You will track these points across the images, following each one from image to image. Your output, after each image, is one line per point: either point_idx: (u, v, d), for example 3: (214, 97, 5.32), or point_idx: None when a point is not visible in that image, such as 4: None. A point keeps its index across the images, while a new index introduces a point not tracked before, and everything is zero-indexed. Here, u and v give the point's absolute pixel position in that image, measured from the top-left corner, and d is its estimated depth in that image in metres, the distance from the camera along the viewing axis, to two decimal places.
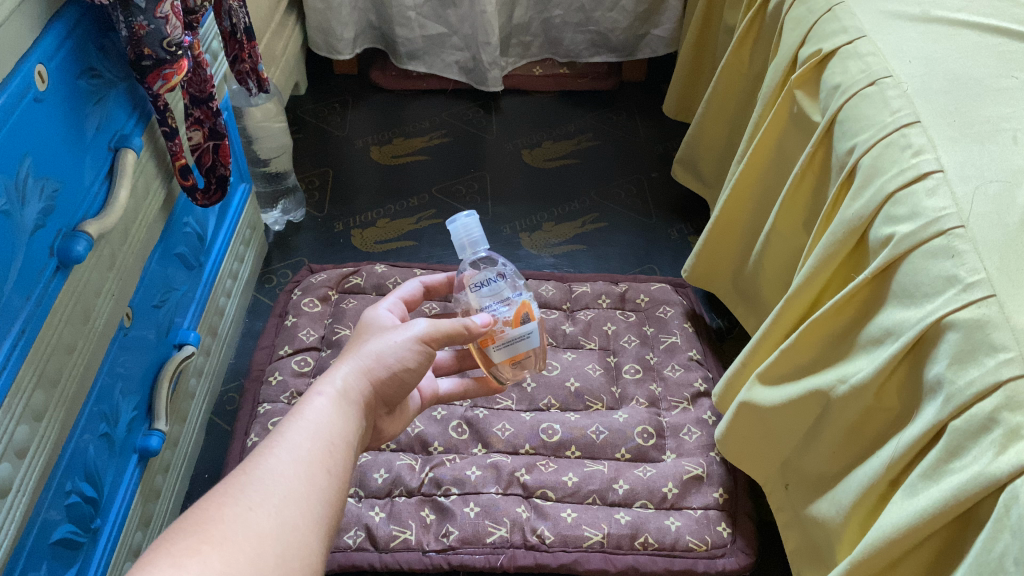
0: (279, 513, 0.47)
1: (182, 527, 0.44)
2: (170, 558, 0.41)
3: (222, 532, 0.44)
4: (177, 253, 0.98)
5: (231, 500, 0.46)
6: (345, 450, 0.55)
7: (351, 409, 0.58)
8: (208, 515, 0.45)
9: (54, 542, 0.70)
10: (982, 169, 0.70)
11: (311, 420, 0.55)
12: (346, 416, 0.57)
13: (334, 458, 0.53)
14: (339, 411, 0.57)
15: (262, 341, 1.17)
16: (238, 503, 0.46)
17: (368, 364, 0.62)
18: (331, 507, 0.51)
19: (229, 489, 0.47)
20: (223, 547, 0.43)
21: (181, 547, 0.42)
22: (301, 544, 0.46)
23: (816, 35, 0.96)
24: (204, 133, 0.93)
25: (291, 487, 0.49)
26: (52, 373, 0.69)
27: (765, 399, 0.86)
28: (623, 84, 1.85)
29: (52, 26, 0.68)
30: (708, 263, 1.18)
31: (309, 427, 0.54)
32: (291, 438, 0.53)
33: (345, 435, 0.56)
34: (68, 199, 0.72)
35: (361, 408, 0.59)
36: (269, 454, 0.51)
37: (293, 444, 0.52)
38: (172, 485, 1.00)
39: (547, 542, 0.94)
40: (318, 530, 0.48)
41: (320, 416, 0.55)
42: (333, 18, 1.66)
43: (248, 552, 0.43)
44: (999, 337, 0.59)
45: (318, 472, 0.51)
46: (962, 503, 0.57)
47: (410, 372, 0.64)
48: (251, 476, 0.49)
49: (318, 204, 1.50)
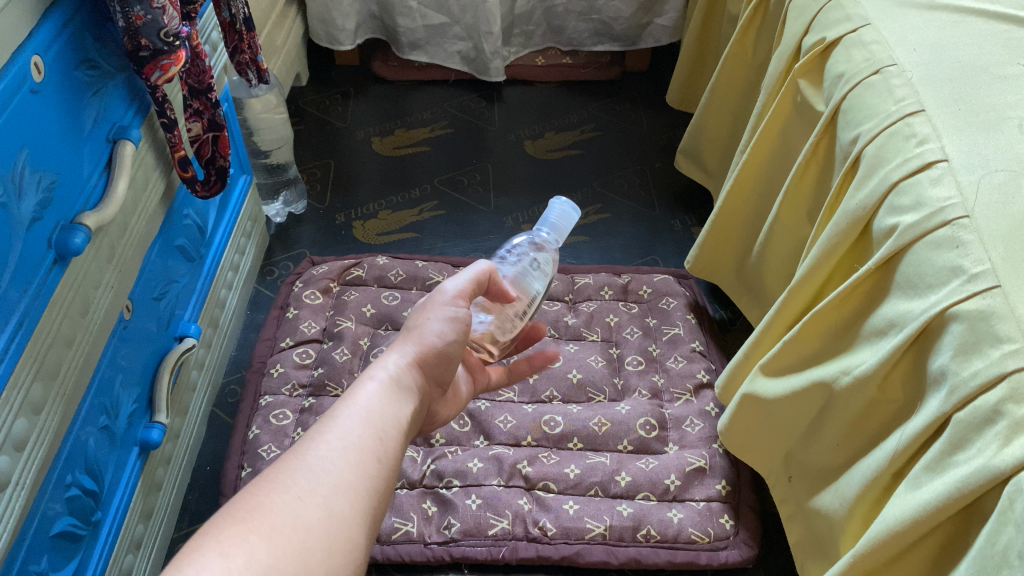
0: (326, 503, 0.47)
1: (229, 514, 0.44)
2: (217, 547, 0.41)
3: (270, 521, 0.44)
4: (177, 245, 0.98)
5: (279, 488, 0.46)
6: (398, 436, 0.55)
7: (403, 394, 0.59)
8: (256, 501, 0.45)
9: (55, 535, 0.70)
10: (987, 157, 0.69)
11: (363, 405, 0.56)
12: (399, 403, 0.58)
13: (384, 446, 0.53)
14: (391, 398, 0.58)
15: (264, 334, 1.17)
16: (286, 492, 0.46)
17: (416, 348, 0.63)
18: (378, 496, 0.51)
19: (279, 474, 0.47)
20: (271, 535, 0.43)
21: (230, 534, 0.42)
22: (348, 536, 0.46)
23: (821, 23, 0.94)
24: (203, 125, 0.92)
25: (340, 477, 0.49)
26: (51, 366, 0.69)
27: (768, 390, 0.86)
28: (626, 73, 1.84)
29: (50, 16, 0.68)
30: (711, 254, 1.17)
31: (362, 413, 0.55)
32: (343, 424, 0.53)
33: (398, 421, 0.56)
34: (66, 191, 0.71)
35: (413, 394, 0.60)
36: (319, 441, 0.51)
37: (345, 431, 0.52)
38: (174, 477, 1.00)
39: (548, 534, 0.94)
40: (362, 522, 0.48)
41: (371, 401, 0.56)
42: (334, 9, 1.65)
43: (295, 544, 0.43)
44: (1004, 328, 0.58)
45: (368, 463, 0.51)
46: (967, 496, 0.57)
47: (455, 346, 0.65)
48: (301, 462, 0.49)
49: (320, 196, 1.49)
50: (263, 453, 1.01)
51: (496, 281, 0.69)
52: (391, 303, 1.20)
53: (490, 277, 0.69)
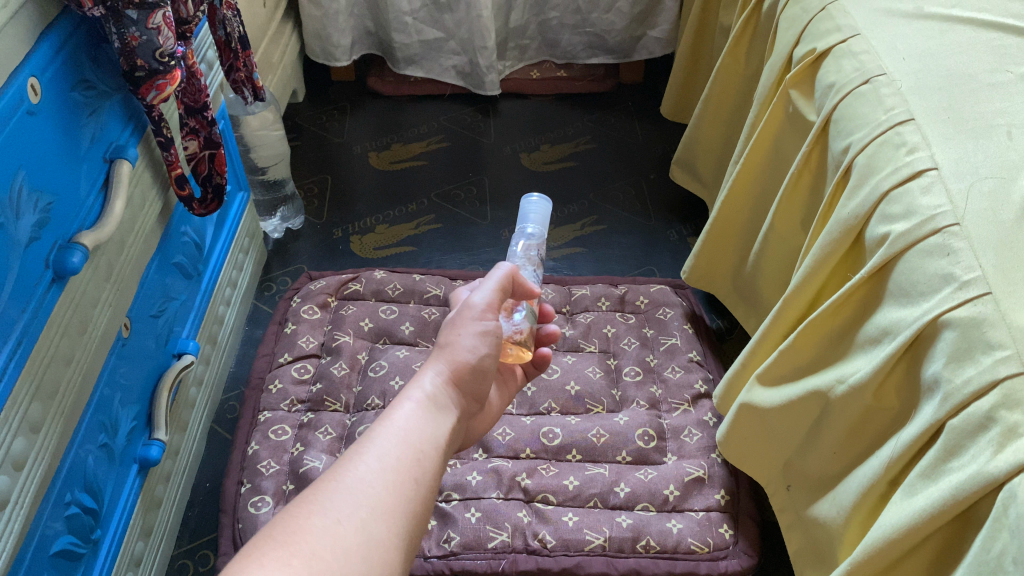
0: (365, 527, 0.47)
1: (272, 537, 0.44)
2: (264, 569, 0.41)
3: (311, 545, 0.44)
4: (175, 262, 0.99)
5: (319, 511, 0.46)
6: (435, 456, 0.56)
7: (439, 414, 0.59)
8: (296, 525, 0.45)
9: (55, 554, 0.70)
10: (976, 165, 0.70)
11: (401, 426, 0.56)
12: (435, 422, 0.58)
13: (422, 467, 0.54)
14: (428, 417, 0.58)
15: (262, 349, 1.17)
16: (326, 516, 0.46)
17: (450, 365, 0.63)
18: (416, 518, 0.51)
19: (318, 496, 0.48)
20: (312, 560, 0.43)
21: (272, 558, 0.42)
22: (385, 560, 0.46)
23: (811, 34, 0.95)
24: (200, 142, 0.93)
25: (377, 499, 0.49)
26: (50, 385, 0.69)
27: (765, 400, 0.86)
28: (620, 85, 1.85)
29: (46, 37, 0.69)
30: (707, 264, 1.17)
31: (398, 434, 0.55)
32: (379, 446, 0.53)
33: (435, 440, 0.57)
34: (64, 212, 0.72)
35: (451, 412, 0.61)
36: (358, 461, 0.51)
37: (382, 451, 0.53)
38: (174, 493, 1.00)
39: (548, 546, 0.94)
40: (399, 543, 0.48)
41: (408, 422, 0.57)
42: (330, 25, 1.66)
43: (336, 568, 0.44)
44: (995, 335, 0.59)
45: (405, 483, 0.51)
46: (961, 503, 0.57)
47: (489, 359, 0.65)
48: (340, 484, 0.49)
49: (317, 211, 1.50)
50: (262, 469, 1.01)
51: (517, 281, 0.71)
52: (389, 317, 1.21)
53: (511, 278, 0.70)
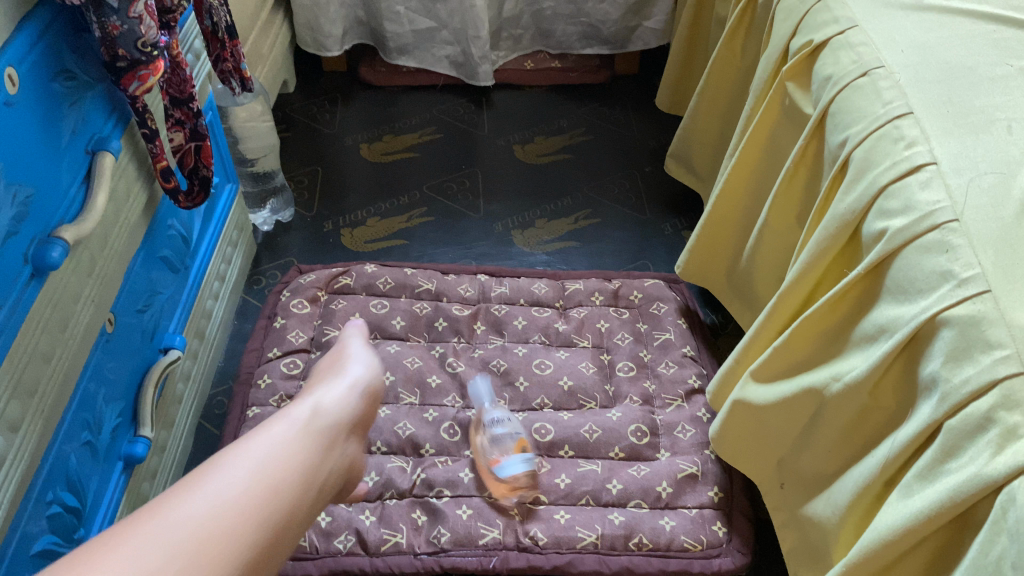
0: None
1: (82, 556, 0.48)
2: None
3: None
4: (162, 256, 0.97)
5: (139, 537, 0.50)
6: (296, 484, 0.60)
7: (312, 438, 0.65)
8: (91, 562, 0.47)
9: (37, 554, 0.69)
10: (976, 160, 0.69)
11: (257, 459, 0.59)
12: (310, 445, 0.64)
13: (277, 494, 0.58)
14: (298, 441, 0.64)
15: (251, 344, 1.16)
16: (124, 563, 0.48)
17: (313, 403, 0.69)
18: (248, 550, 0.54)
19: (122, 531, 0.50)
20: None
21: None
22: None
23: (808, 25, 0.94)
24: (186, 134, 0.91)
25: (193, 539, 0.51)
26: (29, 383, 0.67)
27: (759, 397, 0.85)
28: (615, 77, 1.83)
29: (24, 26, 0.66)
30: (701, 258, 1.16)
31: (253, 462, 0.59)
32: (214, 484, 0.55)
33: (296, 464, 0.61)
34: (44, 205, 0.70)
35: (330, 434, 0.68)
36: (187, 495, 0.54)
37: (222, 486, 0.55)
38: (160, 490, 0.98)
39: (540, 544, 0.93)
40: (243, 552, 0.53)
41: (266, 456, 0.60)
42: (321, 15, 1.64)
43: None
44: (995, 334, 0.58)
45: (234, 514, 0.54)
46: (958, 505, 0.56)
47: (364, 398, 0.75)
48: (160, 519, 0.51)
49: (307, 203, 1.48)
50: None
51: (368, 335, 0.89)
52: (380, 311, 1.19)
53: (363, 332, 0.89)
